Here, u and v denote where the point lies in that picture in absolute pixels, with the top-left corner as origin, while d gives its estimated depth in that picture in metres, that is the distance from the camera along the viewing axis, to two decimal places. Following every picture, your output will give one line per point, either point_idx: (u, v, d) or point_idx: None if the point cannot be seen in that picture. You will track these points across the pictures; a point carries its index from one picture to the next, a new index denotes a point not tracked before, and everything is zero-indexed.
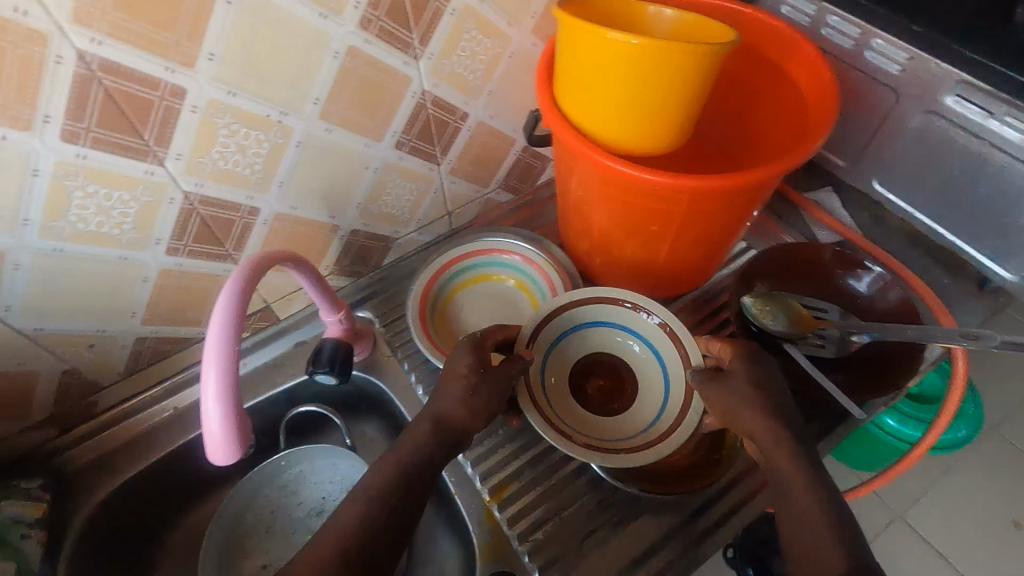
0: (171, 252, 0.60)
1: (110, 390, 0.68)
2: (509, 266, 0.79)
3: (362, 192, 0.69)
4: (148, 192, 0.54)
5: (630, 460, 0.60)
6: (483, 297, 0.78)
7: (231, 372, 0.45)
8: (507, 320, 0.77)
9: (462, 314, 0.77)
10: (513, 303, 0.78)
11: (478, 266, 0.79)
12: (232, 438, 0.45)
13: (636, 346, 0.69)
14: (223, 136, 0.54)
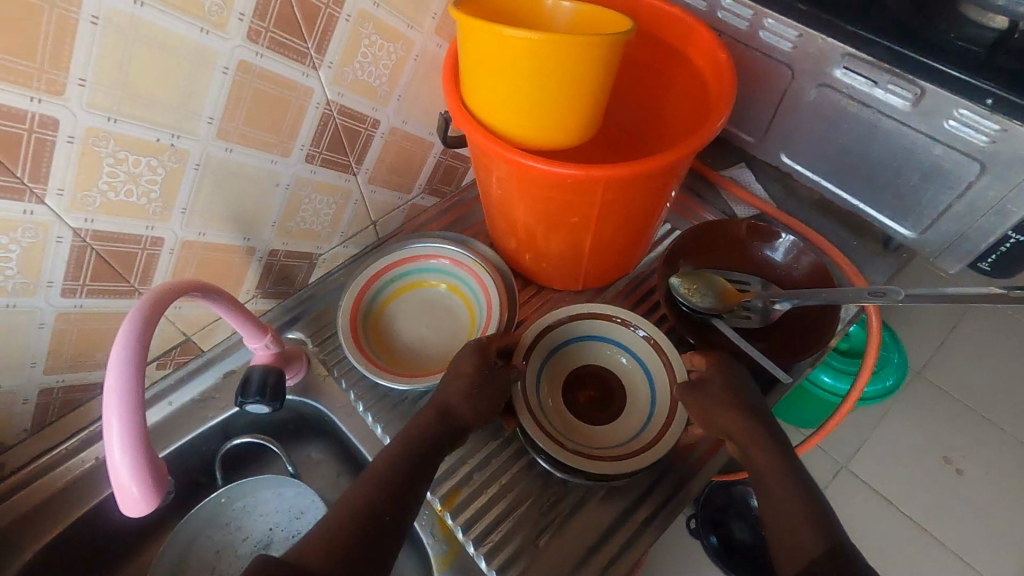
0: (68, 293, 0.56)
1: (17, 448, 0.63)
2: (439, 271, 0.78)
3: (276, 210, 0.67)
4: (30, 233, 0.50)
5: (616, 469, 0.62)
6: (416, 306, 0.77)
7: (137, 417, 0.42)
8: (443, 326, 0.76)
9: (395, 326, 0.75)
10: (448, 308, 0.77)
11: (407, 275, 0.77)
12: (146, 485, 0.42)
13: (624, 357, 0.70)
14: (109, 165, 0.51)
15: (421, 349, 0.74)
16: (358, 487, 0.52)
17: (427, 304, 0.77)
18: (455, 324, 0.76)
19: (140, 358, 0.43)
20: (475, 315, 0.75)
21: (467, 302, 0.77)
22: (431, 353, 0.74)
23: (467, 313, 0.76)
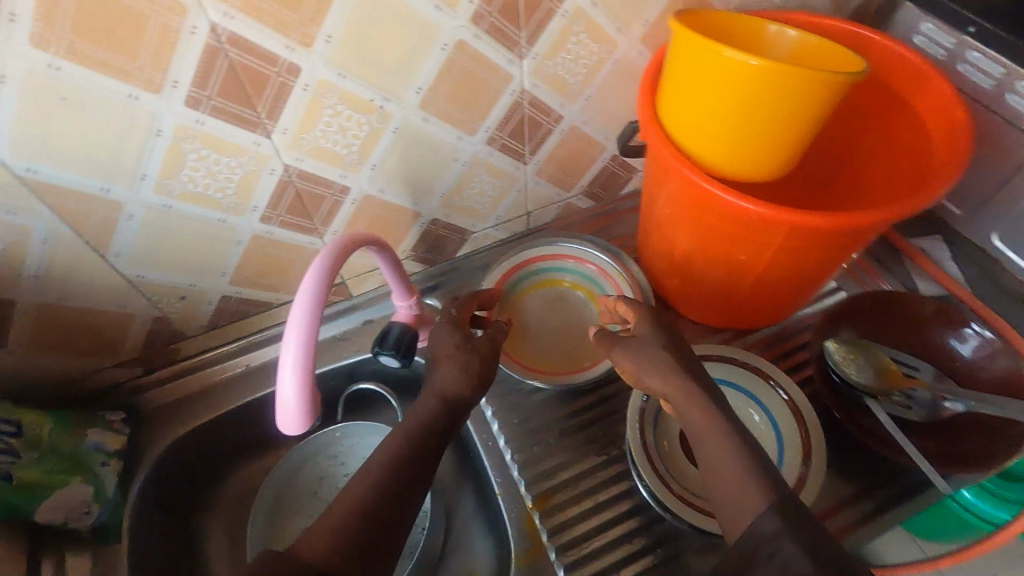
0: (265, 220, 0.62)
1: (191, 340, 0.72)
2: (582, 276, 0.78)
3: (447, 183, 0.70)
4: (252, 161, 0.56)
5: (708, 522, 0.58)
6: (551, 300, 0.78)
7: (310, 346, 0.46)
8: (573, 329, 0.76)
9: (528, 315, 0.77)
10: (581, 311, 0.77)
11: (550, 270, 0.78)
12: (304, 410, 0.46)
13: (756, 417, 0.68)
14: (327, 116, 0.56)
15: (547, 344, 0.75)
16: None
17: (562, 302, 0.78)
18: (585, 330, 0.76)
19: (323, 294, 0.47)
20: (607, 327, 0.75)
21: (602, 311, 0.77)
22: (556, 351, 0.75)
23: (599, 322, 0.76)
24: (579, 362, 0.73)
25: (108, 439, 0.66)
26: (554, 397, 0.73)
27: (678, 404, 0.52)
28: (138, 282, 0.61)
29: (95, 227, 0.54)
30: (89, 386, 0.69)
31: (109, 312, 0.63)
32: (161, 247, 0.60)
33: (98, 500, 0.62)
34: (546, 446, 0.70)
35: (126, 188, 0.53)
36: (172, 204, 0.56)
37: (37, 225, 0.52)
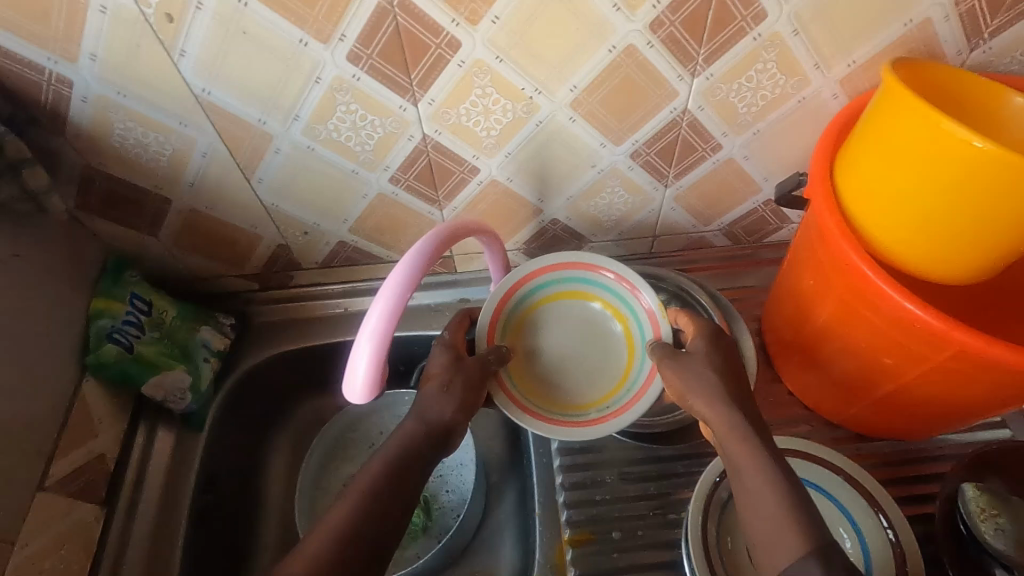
0: (393, 181, 0.64)
1: (304, 272, 0.77)
2: (618, 298, 0.62)
3: (578, 187, 0.67)
4: (394, 124, 0.57)
5: None
6: (575, 321, 0.64)
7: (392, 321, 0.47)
8: (590, 367, 0.62)
9: (530, 339, 0.63)
10: (613, 341, 0.63)
11: (576, 283, 0.63)
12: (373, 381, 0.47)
13: (846, 541, 0.57)
14: (475, 96, 0.55)
15: (552, 373, 0.62)
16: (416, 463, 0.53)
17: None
18: (600, 377, 0.62)
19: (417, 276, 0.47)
20: (630, 368, 0.61)
21: (631, 344, 0.61)
22: (563, 381, 0.62)
23: (626, 357, 0.62)
24: (578, 404, 0.61)
25: (216, 339, 0.73)
26: (623, 438, 0.68)
27: (719, 429, 0.50)
28: (271, 210, 0.66)
29: (246, 153, 0.59)
30: (215, 288, 0.77)
31: (243, 229, 0.69)
32: (296, 185, 0.63)
33: (192, 391, 0.69)
34: (599, 483, 0.66)
35: (279, 124, 0.56)
36: (314, 147, 0.59)
37: (202, 140, 0.57)
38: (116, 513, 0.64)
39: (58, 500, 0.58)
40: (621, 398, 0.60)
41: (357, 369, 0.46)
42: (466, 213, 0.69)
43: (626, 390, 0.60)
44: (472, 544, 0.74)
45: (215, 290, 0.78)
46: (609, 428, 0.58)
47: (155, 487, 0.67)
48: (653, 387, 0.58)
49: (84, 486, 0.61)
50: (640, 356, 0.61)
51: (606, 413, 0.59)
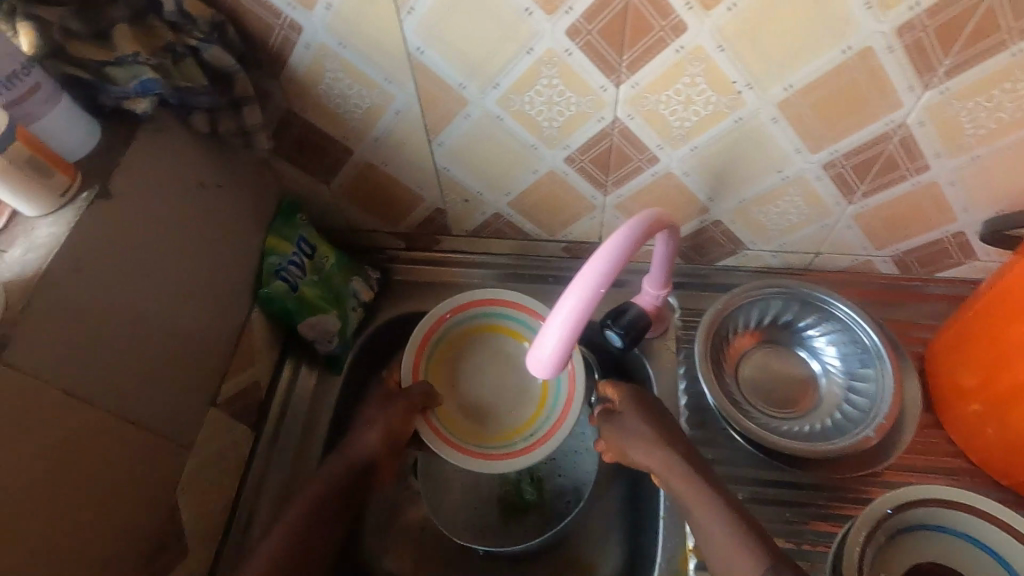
0: (568, 161, 0.63)
1: (450, 238, 0.78)
2: (535, 346, 0.69)
3: (754, 191, 0.63)
4: (590, 103, 0.56)
5: None
6: (478, 350, 0.70)
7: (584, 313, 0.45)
8: (518, 420, 0.68)
9: (454, 384, 0.69)
10: (532, 383, 0.69)
11: (507, 319, 0.70)
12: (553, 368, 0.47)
13: None
14: (682, 84, 0.53)
15: (472, 420, 0.68)
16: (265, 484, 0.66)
17: (778, 351, 0.70)
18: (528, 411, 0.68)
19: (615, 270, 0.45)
20: (539, 415, 0.67)
21: (547, 378, 0.69)
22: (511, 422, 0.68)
23: (535, 408, 0.68)
24: (507, 439, 0.66)
25: (364, 290, 0.75)
26: (763, 456, 0.66)
27: (662, 472, 0.58)
28: (441, 173, 0.67)
29: (437, 115, 0.60)
30: (367, 241, 0.80)
31: (409, 189, 0.70)
32: (473, 152, 0.64)
33: (339, 336, 0.72)
34: (733, 497, 0.64)
35: (478, 91, 0.57)
36: (503, 117, 0.59)
37: (400, 98, 0.59)
38: (261, 439, 0.68)
39: (222, 418, 0.62)
40: (550, 420, 0.66)
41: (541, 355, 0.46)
42: (630, 202, 0.67)
43: (546, 417, 0.67)
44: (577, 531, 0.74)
45: (365, 243, 0.80)
46: (540, 456, 0.64)
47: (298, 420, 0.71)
48: (560, 433, 0.65)
49: (243, 408, 0.66)
50: (540, 420, 0.67)
51: (533, 444, 0.65)
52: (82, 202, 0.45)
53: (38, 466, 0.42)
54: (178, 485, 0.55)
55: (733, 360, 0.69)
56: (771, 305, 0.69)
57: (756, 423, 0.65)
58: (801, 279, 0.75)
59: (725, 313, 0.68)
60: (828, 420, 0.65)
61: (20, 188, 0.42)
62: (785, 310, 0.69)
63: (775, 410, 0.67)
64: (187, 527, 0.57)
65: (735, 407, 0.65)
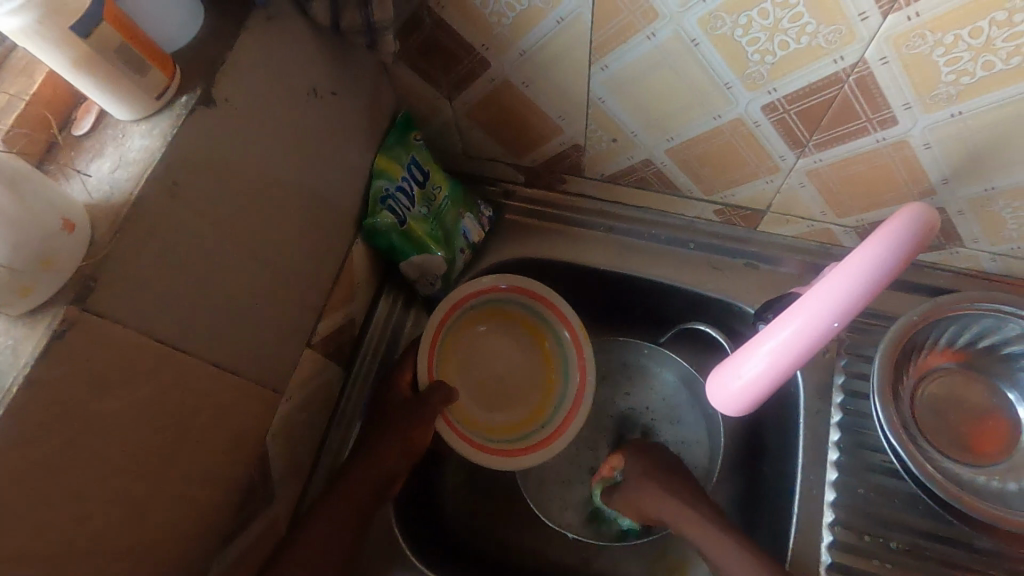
0: (768, 109, 0.48)
1: (581, 179, 0.65)
2: (565, 362, 0.65)
3: (1017, 179, 0.47)
4: (831, 37, 0.41)
5: None
6: (503, 341, 0.65)
7: (803, 343, 0.39)
8: (506, 399, 0.64)
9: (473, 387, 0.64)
10: (529, 368, 0.66)
11: (542, 319, 0.65)
12: (752, 387, 0.44)
13: None
14: (989, 21, 0.37)
15: (479, 403, 0.63)
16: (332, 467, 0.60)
17: (972, 380, 0.57)
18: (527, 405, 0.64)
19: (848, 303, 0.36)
20: (543, 413, 0.64)
21: (554, 372, 0.65)
22: (512, 411, 0.64)
23: (535, 405, 0.64)
24: (515, 434, 0.63)
25: (474, 229, 0.66)
26: (928, 503, 0.53)
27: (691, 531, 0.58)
28: (593, 104, 0.54)
29: (612, 30, 0.46)
30: (481, 169, 0.69)
31: (547, 118, 0.57)
32: (642, 83, 0.50)
33: (443, 280, 0.64)
34: (881, 543, 0.53)
35: (678, 3, 0.42)
36: (700, 43, 0.44)
37: (568, 2, 0.45)
38: (352, 378, 0.62)
39: (317, 358, 0.55)
40: (556, 417, 0.63)
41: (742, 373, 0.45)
42: (830, 170, 0.52)
43: (553, 413, 0.64)
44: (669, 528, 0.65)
45: (479, 172, 0.70)
46: (545, 455, 0.61)
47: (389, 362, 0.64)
48: (571, 430, 0.62)
49: (338, 346, 0.59)
50: (548, 413, 0.64)
51: (550, 436, 0.62)
52: (183, 107, 0.36)
53: (144, 422, 0.36)
54: (271, 431, 0.50)
55: (912, 380, 0.56)
56: (983, 322, 0.55)
57: (933, 466, 0.53)
58: (1020, 292, 0.58)
59: (923, 324, 0.54)
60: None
61: (110, 85, 0.33)
62: (999, 333, 0.55)
63: (954, 451, 0.55)
64: (275, 472, 0.52)
65: (908, 437, 0.53)
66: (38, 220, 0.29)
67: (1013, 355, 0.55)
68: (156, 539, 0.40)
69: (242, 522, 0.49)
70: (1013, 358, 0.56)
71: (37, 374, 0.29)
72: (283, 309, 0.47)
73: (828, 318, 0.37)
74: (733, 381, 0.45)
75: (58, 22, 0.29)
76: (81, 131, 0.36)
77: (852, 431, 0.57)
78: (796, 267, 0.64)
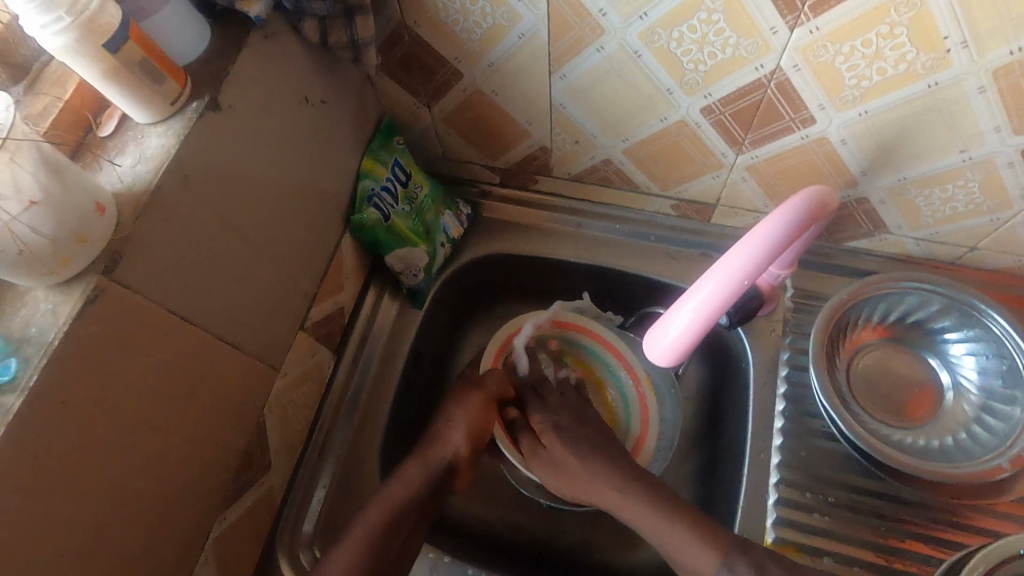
0: (706, 111, 0.55)
1: (550, 178, 0.72)
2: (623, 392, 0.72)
3: (924, 170, 0.54)
4: (751, 48, 0.48)
5: None
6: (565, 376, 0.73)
7: (719, 300, 0.45)
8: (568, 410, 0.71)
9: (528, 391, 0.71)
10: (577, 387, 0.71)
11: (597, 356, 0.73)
12: (678, 343, 0.50)
13: None
14: (876, 34, 0.44)
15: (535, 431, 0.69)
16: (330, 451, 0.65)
17: (901, 352, 0.64)
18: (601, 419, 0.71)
19: (759, 264, 0.42)
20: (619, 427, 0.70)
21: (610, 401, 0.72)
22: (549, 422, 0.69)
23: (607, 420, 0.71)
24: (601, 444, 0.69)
25: (453, 225, 0.72)
26: (861, 461, 0.59)
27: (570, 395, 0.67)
28: (556, 110, 0.60)
29: (567, 44, 0.52)
30: (460, 171, 0.75)
31: (516, 122, 0.64)
32: (597, 90, 0.56)
33: (425, 271, 0.69)
34: (820, 499, 0.58)
35: (620, 20, 0.49)
36: (642, 54, 0.51)
37: (527, 19, 0.51)
38: (342, 362, 0.67)
39: (310, 341, 0.60)
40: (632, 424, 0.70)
41: (668, 330, 0.50)
42: (765, 165, 0.59)
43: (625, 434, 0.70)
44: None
45: (458, 174, 0.76)
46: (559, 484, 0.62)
47: (377, 348, 0.70)
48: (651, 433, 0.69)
49: (328, 332, 0.64)
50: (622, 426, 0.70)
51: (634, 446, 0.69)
52: (194, 112, 0.42)
53: (160, 382, 0.41)
54: (268, 403, 0.55)
55: (847, 354, 0.63)
56: (908, 300, 0.62)
57: (864, 428, 0.59)
58: (943, 273, 0.64)
59: (852, 303, 0.61)
60: (947, 438, 0.59)
61: (132, 93, 0.39)
62: (923, 310, 0.62)
63: (885, 415, 0.61)
64: (271, 443, 0.57)
65: (841, 403, 0.59)
66: (77, 203, 0.35)
67: (935, 329, 0.62)
68: (169, 491, 0.45)
69: (242, 486, 0.54)
70: (936, 332, 0.62)
71: (73, 331, 0.35)
72: (279, 292, 0.53)
73: (740, 278, 0.44)
74: (664, 338, 0.50)
75: (92, 41, 0.35)
76: (105, 133, 0.42)
77: (795, 401, 0.63)
78: None
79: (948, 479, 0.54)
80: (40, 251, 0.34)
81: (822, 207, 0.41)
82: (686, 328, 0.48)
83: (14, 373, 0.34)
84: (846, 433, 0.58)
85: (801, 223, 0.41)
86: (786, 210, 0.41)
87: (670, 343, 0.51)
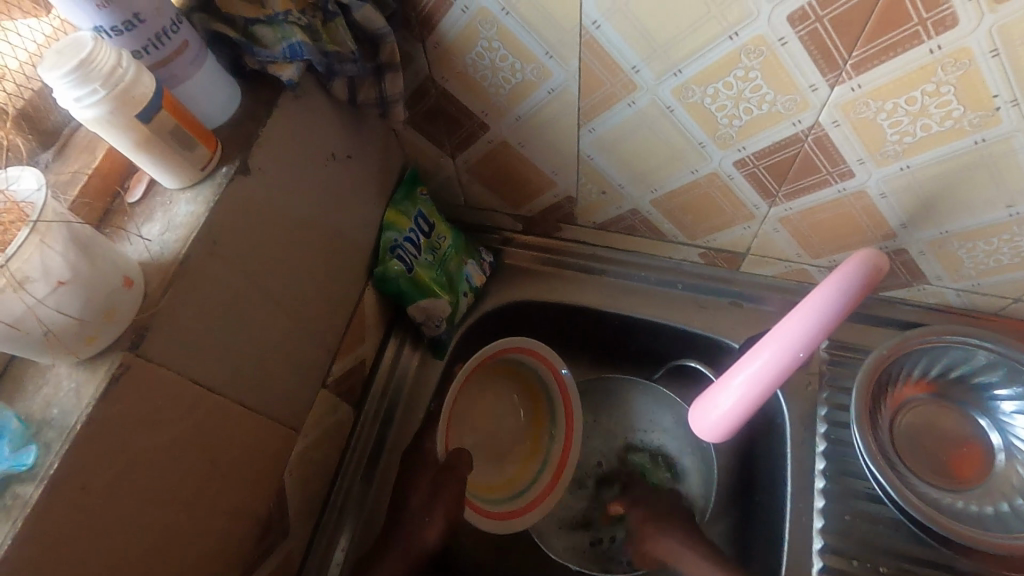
0: (739, 164, 0.54)
1: (574, 227, 0.70)
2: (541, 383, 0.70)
3: (967, 224, 0.52)
4: (788, 104, 0.47)
5: None
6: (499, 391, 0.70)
7: (774, 372, 0.43)
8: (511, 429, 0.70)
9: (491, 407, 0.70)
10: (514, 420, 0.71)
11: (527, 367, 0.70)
12: (726, 416, 0.47)
13: None
14: (921, 92, 0.42)
15: (488, 461, 0.68)
16: (350, 511, 0.62)
17: (945, 409, 0.61)
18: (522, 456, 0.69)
19: (818, 339, 0.40)
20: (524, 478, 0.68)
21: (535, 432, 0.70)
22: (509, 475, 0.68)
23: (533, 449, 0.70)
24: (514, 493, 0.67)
25: (476, 274, 0.70)
26: (910, 527, 0.56)
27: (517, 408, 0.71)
28: (583, 161, 0.59)
29: (597, 99, 0.52)
30: (482, 218, 0.74)
31: (542, 173, 0.63)
32: (625, 143, 0.56)
33: (447, 322, 0.68)
34: (869, 567, 0.55)
35: (653, 77, 0.48)
36: (675, 109, 0.50)
37: (558, 76, 0.51)
38: (362, 416, 0.65)
39: (331, 398, 0.59)
40: (529, 489, 0.67)
41: (717, 402, 0.48)
42: (799, 217, 0.57)
43: (547, 455, 0.69)
44: (664, 558, 0.68)
45: (480, 221, 0.75)
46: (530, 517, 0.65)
47: (397, 400, 0.68)
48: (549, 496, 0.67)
49: (349, 387, 0.62)
50: (537, 464, 0.69)
51: (520, 507, 0.66)
52: (224, 177, 0.41)
53: (183, 458, 0.40)
54: (289, 466, 0.53)
55: (890, 411, 0.60)
56: (952, 354, 0.59)
57: (912, 492, 0.56)
58: (985, 324, 0.62)
59: (894, 358, 0.59)
60: (1001, 504, 0.55)
61: (164, 160, 0.38)
62: (968, 364, 0.59)
63: (934, 478, 0.58)
64: (291, 506, 0.55)
65: (888, 465, 0.56)
66: (107, 280, 0.34)
67: (982, 385, 0.59)
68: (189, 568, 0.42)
69: (261, 556, 0.51)
70: (982, 388, 0.60)
71: (97, 412, 0.34)
72: (303, 351, 0.51)
73: (795, 350, 0.42)
74: (710, 413, 0.49)
75: (124, 113, 0.35)
76: (133, 198, 0.41)
77: (837, 460, 0.60)
78: (778, 305, 0.68)
79: (1010, 552, 0.51)
80: (66, 332, 0.33)
81: (879, 278, 0.39)
82: (736, 400, 0.46)
83: (33, 462, 0.32)
84: (895, 499, 0.55)
85: (859, 297, 0.39)
86: (840, 283, 0.39)
87: (719, 415, 0.48)
